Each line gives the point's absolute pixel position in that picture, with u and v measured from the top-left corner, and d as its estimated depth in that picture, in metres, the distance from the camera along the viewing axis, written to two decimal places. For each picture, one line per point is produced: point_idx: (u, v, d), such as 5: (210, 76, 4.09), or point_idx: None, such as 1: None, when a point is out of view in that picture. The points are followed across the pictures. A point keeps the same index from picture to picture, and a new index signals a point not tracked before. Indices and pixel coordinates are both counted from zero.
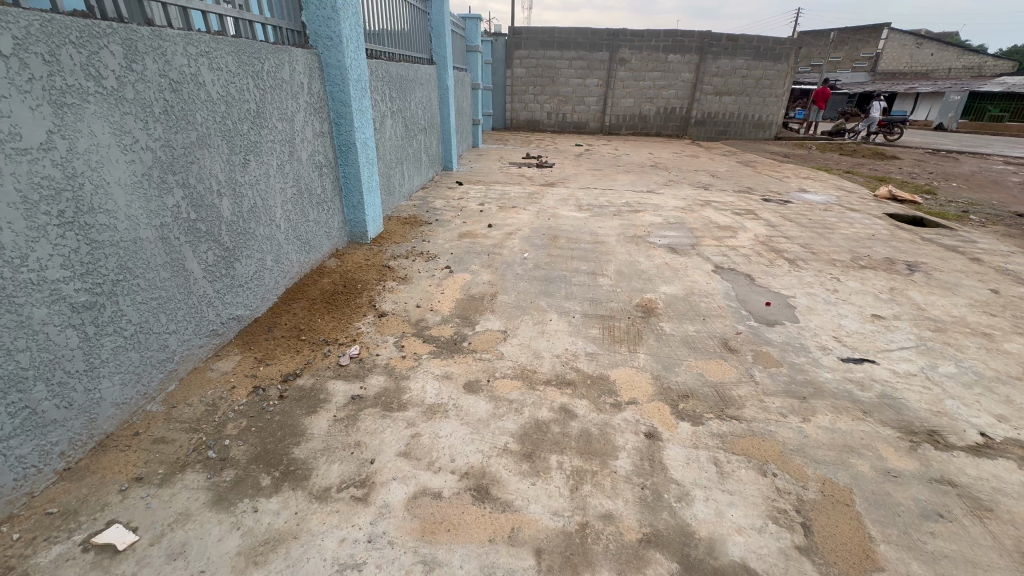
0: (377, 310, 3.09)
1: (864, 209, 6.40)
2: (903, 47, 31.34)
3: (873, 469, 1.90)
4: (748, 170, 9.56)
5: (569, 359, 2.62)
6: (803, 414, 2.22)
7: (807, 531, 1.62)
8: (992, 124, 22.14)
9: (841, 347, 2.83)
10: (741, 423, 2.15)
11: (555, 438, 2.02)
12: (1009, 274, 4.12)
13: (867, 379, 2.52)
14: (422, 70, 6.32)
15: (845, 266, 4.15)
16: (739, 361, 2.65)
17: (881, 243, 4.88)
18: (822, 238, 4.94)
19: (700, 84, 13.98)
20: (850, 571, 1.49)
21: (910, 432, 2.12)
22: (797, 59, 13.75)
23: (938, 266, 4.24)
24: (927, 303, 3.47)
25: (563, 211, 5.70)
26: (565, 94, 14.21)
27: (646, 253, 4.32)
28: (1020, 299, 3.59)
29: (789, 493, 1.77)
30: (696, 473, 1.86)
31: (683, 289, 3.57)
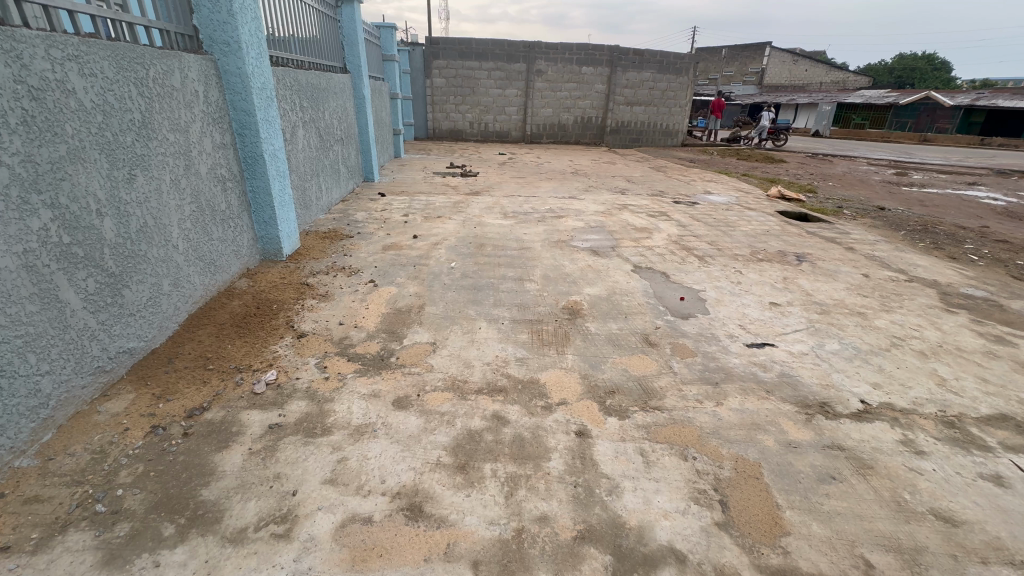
0: (296, 331, 2.90)
1: (759, 208, 7.09)
2: (783, 64, 35.33)
3: (776, 443, 2.09)
4: (660, 174, 10.25)
5: (500, 366, 2.64)
6: (717, 399, 2.39)
7: (725, 508, 1.74)
8: (856, 131, 25.55)
9: (746, 334, 3.10)
10: (663, 413, 2.28)
11: (488, 447, 2.02)
12: (876, 260, 4.76)
13: (769, 361, 2.78)
14: (335, 78, 6.11)
15: (745, 260, 4.57)
16: (659, 354, 2.81)
17: (774, 237, 5.43)
18: (726, 236, 5.39)
19: (613, 95, 14.81)
20: (762, 540, 1.62)
21: (805, 406, 2.36)
22: (696, 73, 15.02)
23: (821, 256, 4.80)
24: (813, 289, 3.90)
25: (488, 219, 5.74)
26: (486, 104, 14.37)
27: (570, 257, 4.47)
28: (885, 281, 4.16)
29: (707, 474, 1.90)
30: (624, 465, 1.94)
31: (605, 289, 3.73)
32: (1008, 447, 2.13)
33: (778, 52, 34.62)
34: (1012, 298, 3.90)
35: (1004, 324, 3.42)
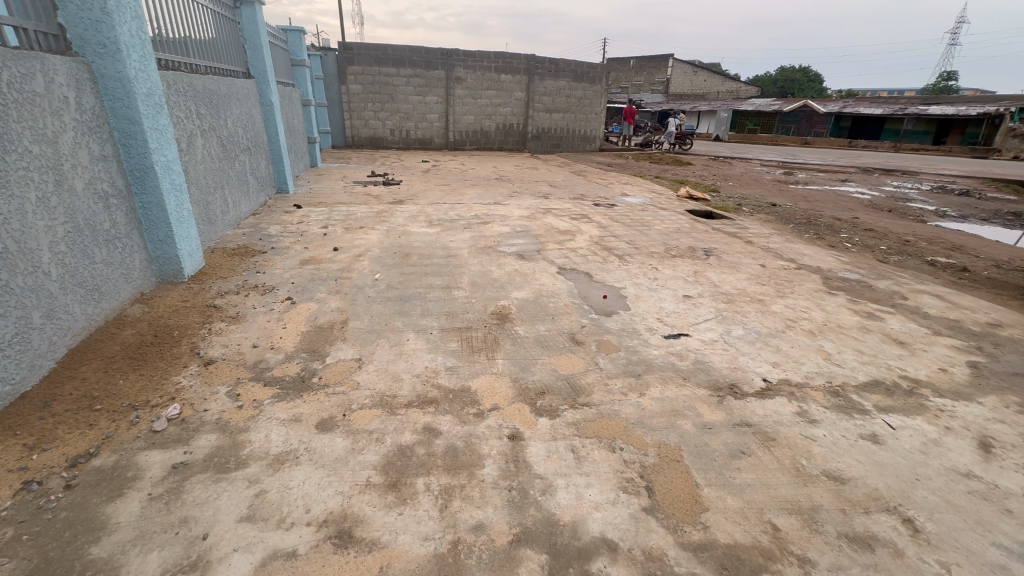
0: (202, 358, 2.66)
1: (671, 207, 7.60)
2: (684, 74, 38.29)
3: (693, 426, 2.24)
4: (580, 178, 10.67)
5: (430, 376, 2.59)
6: (640, 390, 2.53)
7: (650, 492, 1.84)
8: (750, 136, 28.26)
9: (663, 326, 3.30)
10: (591, 408, 2.36)
11: (420, 461, 1.97)
12: (770, 251, 5.29)
13: (684, 350, 2.98)
14: (238, 84, 5.70)
15: (660, 257, 4.88)
16: (585, 352, 2.92)
17: (685, 234, 5.85)
18: (642, 235, 5.72)
19: (532, 103, 15.21)
20: (685, 519, 1.73)
21: (717, 389, 2.56)
22: (608, 82, 15.86)
23: (725, 250, 5.24)
24: (720, 280, 4.25)
25: (413, 227, 5.64)
26: (406, 111, 14.12)
27: (497, 262, 4.51)
28: (778, 269, 4.63)
29: (634, 463, 2.00)
30: (556, 464, 1.99)
31: (532, 292, 3.80)
32: (881, 409, 2.45)
33: (680, 63, 37.49)
34: (878, 279, 4.51)
35: (873, 301, 3.94)
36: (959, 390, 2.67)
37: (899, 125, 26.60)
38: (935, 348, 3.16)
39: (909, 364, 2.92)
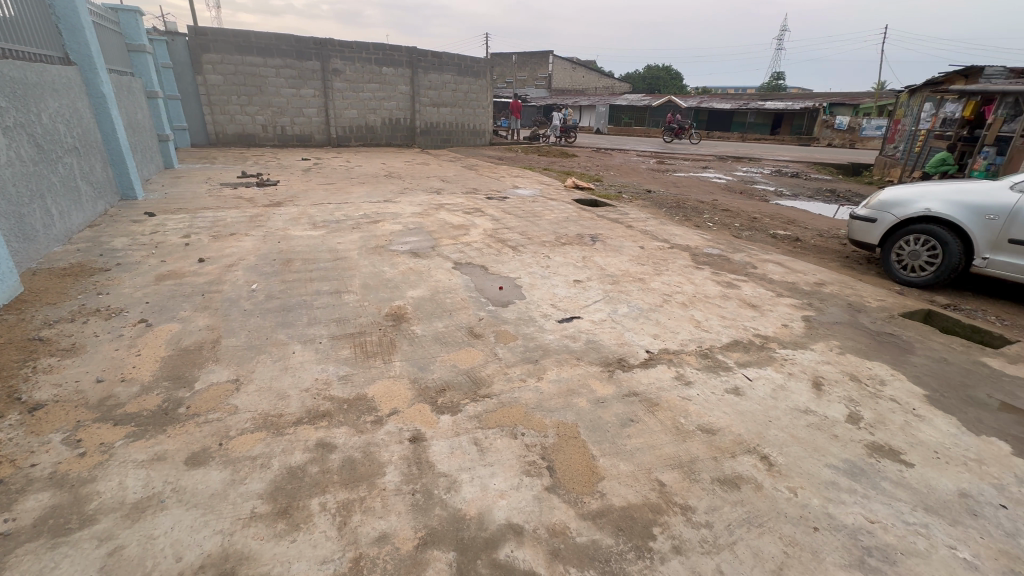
0: (25, 403, 2.19)
1: (559, 198, 7.94)
2: (564, 71, 40.14)
3: (587, 402, 2.38)
4: (472, 173, 10.69)
5: (321, 388, 2.42)
6: (538, 375, 2.62)
7: (552, 472, 1.92)
8: (626, 129, 30.58)
9: (557, 311, 3.45)
10: (492, 399, 2.39)
11: (313, 480, 1.84)
12: (648, 233, 5.79)
13: (577, 332, 3.14)
14: (53, 71, 4.77)
15: (552, 245, 5.09)
16: (484, 344, 2.94)
17: (573, 223, 6.16)
18: (534, 225, 5.91)
19: (418, 97, 14.86)
20: (584, 491, 1.83)
21: (607, 364, 2.75)
22: (492, 77, 16.07)
23: (609, 235, 5.62)
24: (606, 264, 4.55)
25: (294, 231, 5.20)
26: (279, 105, 12.94)
27: (389, 262, 4.35)
28: (655, 250, 5.09)
29: (535, 446, 2.06)
30: (460, 459, 1.98)
31: (428, 290, 3.73)
32: (741, 364, 2.82)
33: (559, 60, 39.22)
34: (734, 252, 5.17)
35: (731, 272, 4.51)
36: (798, 340, 3.16)
37: (744, 118, 30.63)
38: (779, 307, 3.71)
39: (760, 324, 3.39)
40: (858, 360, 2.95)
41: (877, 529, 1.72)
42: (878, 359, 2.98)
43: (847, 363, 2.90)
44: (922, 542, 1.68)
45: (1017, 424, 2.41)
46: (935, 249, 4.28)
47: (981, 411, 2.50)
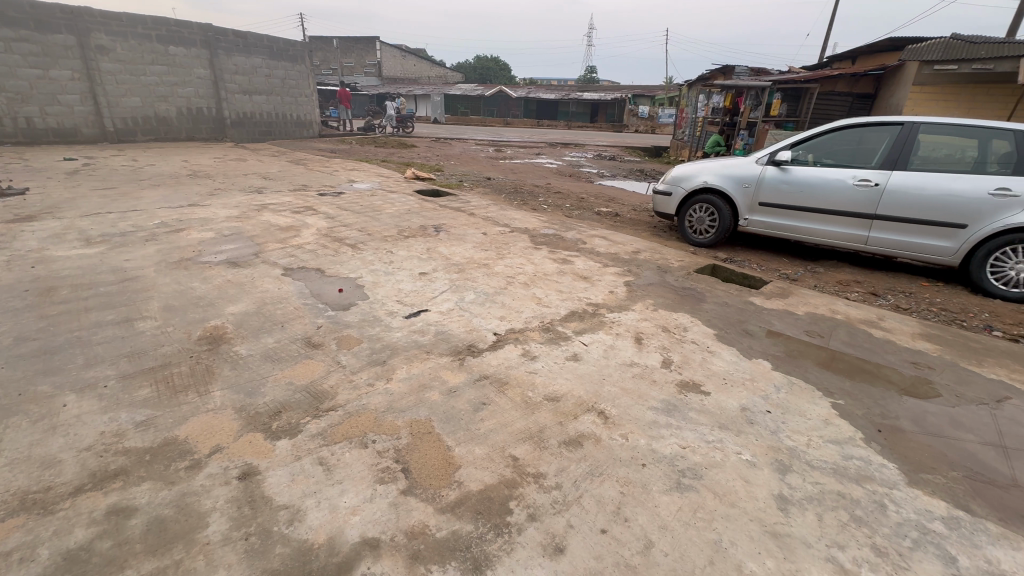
0: None
1: (399, 190, 7.69)
2: (394, 58, 38.86)
3: (440, 395, 2.37)
4: (300, 167, 9.72)
5: (110, 442, 1.95)
6: (386, 376, 2.51)
7: (407, 473, 1.86)
8: (463, 118, 30.96)
9: (403, 307, 3.35)
10: (337, 411, 2.22)
11: (107, 558, 1.48)
12: (489, 219, 5.97)
13: (425, 325, 3.10)
14: None
15: (394, 239, 4.91)
16: (325, 353, 2.71)
17: (415, 215, 6.03)
18: (374, 220, 5.62)
19: (222, 82, 12.87)
20: (441, 485, 1.81)
21: (457, 353, 2.76)
22: (312, 62, 14.75)
23: (452, 224, 5.65)
24: (450, 253, 4.56)
25: (58, 250, 4.10)
26: (17, 91, 9.98)
27: (200, 276, 3.71)
28: (496, 235, 5.27)
29: (388, 451, 1.98)
30: (302, 485, 1.79)
31: (253, 302, 3.29)
32: (577, 332, 3.09)
33: (387, 47, 37.80)
34: (567, 230, 5.64)
35: (565, 249, 4.91)
36: (622, 304, 3.59)
37: (567, 108, 33.47)
38: (606, 276, 4.16)
39: (591, 293, 3.76)
40: (667, 313, 3.48)
41: (688, 453, 2.05)
42: (682, 310, 3.55)
43: (659, 317, 3.40)
44: (719, 454, 2.05)
45: (775, 346, 3.10)
46: (713, 215, 5.25)
47: (752, 339, 3.16)
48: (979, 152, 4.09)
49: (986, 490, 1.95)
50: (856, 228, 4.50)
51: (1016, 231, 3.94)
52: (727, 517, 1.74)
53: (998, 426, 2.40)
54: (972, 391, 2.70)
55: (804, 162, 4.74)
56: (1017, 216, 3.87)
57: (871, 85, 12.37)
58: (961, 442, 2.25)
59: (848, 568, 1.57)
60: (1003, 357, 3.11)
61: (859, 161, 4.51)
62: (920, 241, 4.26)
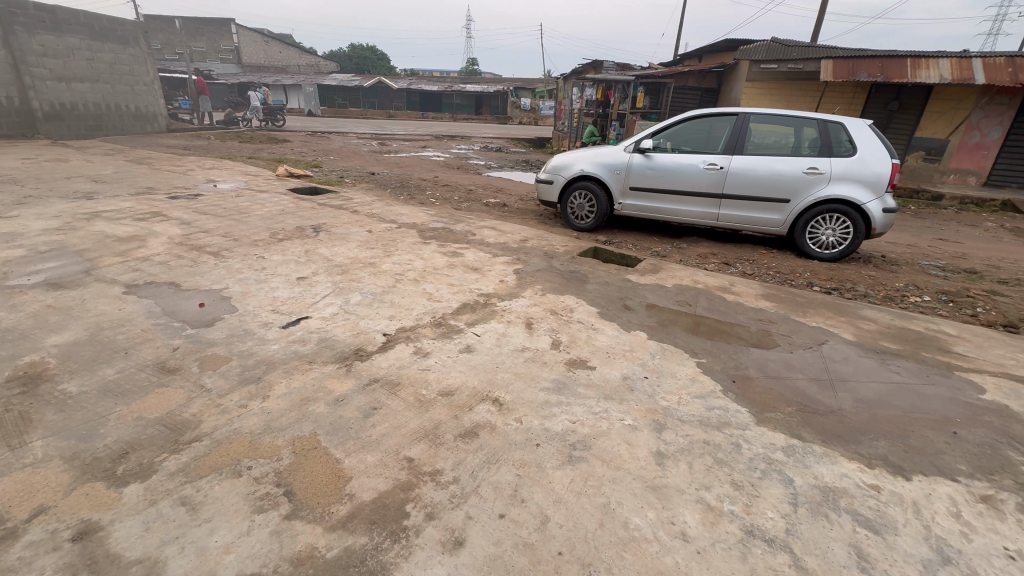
0: None
1: (270, 189, 7.01)
2: (254, 43, 35.13)
3: (326, 406, 2.21)
4: (144, 167, 8.39)
5: None
6: (262, 394, 2.27)
7: (291, 495, 1.71)
8: (341, 110, 29.11)
9: (280, 316, 3.07)
10: (203, 441, 1.96)
11: None
12: (374, 216, 5.71)
13: (306, 333, 2.87)
14: None
15: (265, 243, 4.46)
16: (184, 378, 2.38)
17: (289, 215, 5.55)
18: (241, 224, 5.06)
19: (26, 66, 10.43)
20: (329, 501, 1.69)
21: (343, 360, 2.60)
22: (149, 44, 12.83)
23: (333, 223, 5.30)
24: (332, 254, 4.28)
25: None
26: None
27: (6, 303, 3.02)
28: (382, 232, 5.06)
29: (267, 475, 1.80)
30: (161, 532, 1.55)
31: (85, 329, 2.77)
32: (469, 324, 3.09)
33: (245, 30, 34.05)
34: (456, 223, 5.61)
35: (455, 242, 4.88)
36: (512, 291, 3.67)
37: (451, 100, 33.17)
38: (496, 266, 4.22)
39: (482, 284, 3.78)
40: (555, 297, 3.64)
41: (577, 426, 2.16)
42: (568, 293, 3.73)
43: (548, 301, 3.54)
44: (605, 424, 2.20)
45: (650, 317, 3.40)
46: (591, 201, 5.59)
47: (630, 313, 3.43)
48: (795, 139, 4.85)
49: (812, 419, 2.35)
50: (708, 206, 5.10)
51: (824, 203, 4.78)
52: (614, 480, 1.87)
53: (820, 364, 2.90)
54: (801, 338, 3.23)
55: (664, 150, 5.23)
56: (824, 190, 4.69)
57: (716, 81, 14.11)
58: (794, 381, 2.68)
59: (714, 505, 1.79)
60: (821, 307, 3.76)
61: (707, 147, 5.10)
62: (757, 215, 4.97)
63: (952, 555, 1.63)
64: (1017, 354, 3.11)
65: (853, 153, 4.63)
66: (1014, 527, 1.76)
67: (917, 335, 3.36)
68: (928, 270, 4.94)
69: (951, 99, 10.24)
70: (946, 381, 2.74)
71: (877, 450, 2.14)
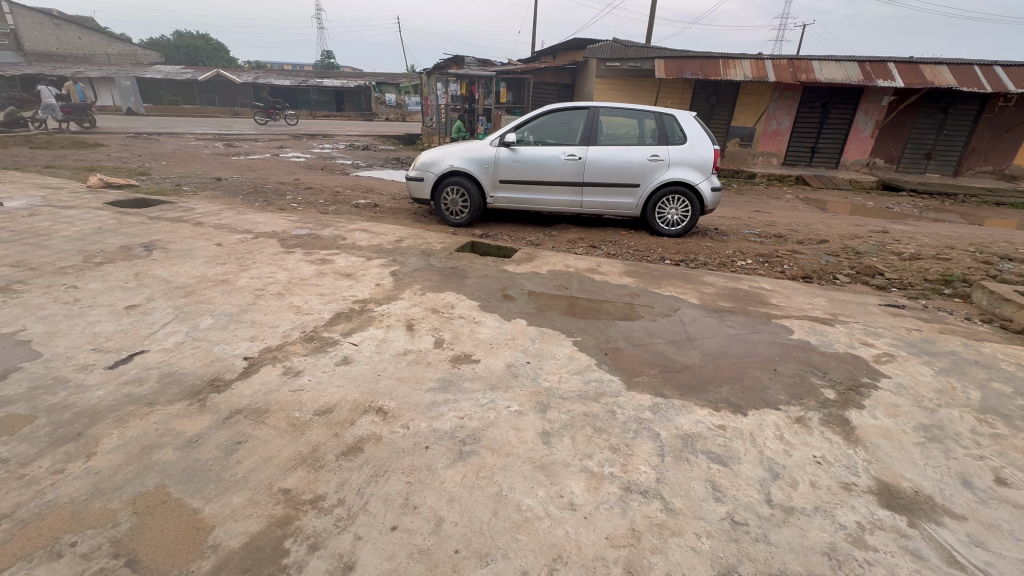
0: None
1: (81, 203, 5.80)
2: (40, 26, 28.61)
3: (176, 450, 1.91)
4: None
5: None
6: (85, 452, 1.88)
7: (135, 564, 1.45)
8: (173, 108, 25.12)
9: (105, 355, 2.56)
10: (3, 524, 1.56)
11: None
12: (224, 227, 5.05)
13: (143, 371, 2.44)
14: None
15: (78, 270, 3.68)
16: None
17: (110, 233, 4.65)
18: (39, 249, 4.11)
19: None
20: (187, 561, 1.47)
21: (194, 394, 2.26)
22: None
23: (171, 238, 4.57)
24: (171, 275, 3.69)
25: None
26: None
27: None
28: (235, 244, 4.50)
29: (100, 547, 1.50)
30: None
31: None
32: (345, 334, 2.91)
33: (25, 10, 27.56)
34: (322, 228, 5.22)
35: (323, 248, 4.54)
36: (389, 295, 3.54)
37: (308, 95, 30.68)
38: (370, 270, 4.03)
39: (356, 290, 3.58)
40: (435, 295, 3.59)
41: (466, 421, 2.17)
42: (448, 289, 3.71)
43: (428, 300, 3.48)
44: (493, 414, 2.24)
45: (529, 304, 3.53)
46: (464, 196, 5.61)
47: (510, 303, 3.53)
48: (638, 130, 5.39)
49: (671, 376, 2.66)
50: (572, 195, 5.45)
51: (666, 185, 5.41)
52: (504, 467, 1.91)
53: (675, 328, 3.29)
54: (659, 307, 3.63)
55: (528, 143, 5.44)
56: (666, 174, 5.30)
57: (570, 77, 15.10)
58: (656, 346, 3.00)
59: (596, 471, 1.93)
60: (672, 277, 4.26)
61: (566, 139, 5.43)
62: (615, 200, 5.44)
63: (779, 471, 1.98)
64: (813, 299, 3.87)
65: (685, 141, 5.31)
66: (819, 437, 2.19)
67: (745, 292, 3.99)
68: (749, 238, 5.89)
69: (754, 94, 12.26)
70: (767, 328, 3.30)
71: (721, 394, 2.50)
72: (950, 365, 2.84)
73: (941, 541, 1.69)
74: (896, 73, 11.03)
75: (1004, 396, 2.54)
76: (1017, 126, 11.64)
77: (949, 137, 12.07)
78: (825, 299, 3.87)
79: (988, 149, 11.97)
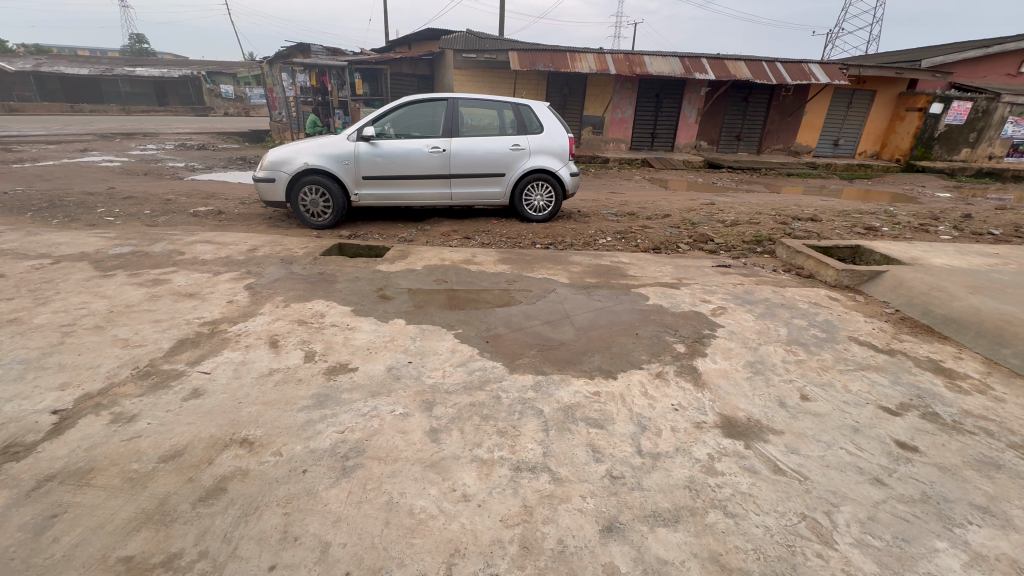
0: None
1: None
2: None
3: None
4: None
5: None
6: None
7: None
8: None
9: None
10: None
11: None
12: (6, 253, 4.02)
13: None
14: None
15: None
16: None
17: None
18: None
19: None
20: None
21: None
22: None
23: None
24: None
25: None
26: None
27: None
28: (26, 273, 3.61)
29: None
30: None
31: None
32: (192, 363, 2.52)
33: None
34: (151, 243, 4.45)
35: (153, 267, 3.86)
36: (245, 311, 3.15)
37: (116, 88, 25.80)
38: (219, 286, 3.54)
39: (203, 311, 3.12)
40: (300, 305, 3.30)
41: (347, 435, 2.04)
42: (315, 297, 3.43)
43: (293, 312, 3.18)
44: (376, 421, 2.14)
45: (406, 302, 3.43)
46: (325, 195, 5.23)
47: (386, 303, 3.39)
48: (498, 121, 5.50)
49: (550, 354, 2.81)
50: (441, 187, 5.41)
51: (531, 173, 5.64)
52: (393, 474, 1.84)
53: (550, 308, 3.47)
54: (534, 290, 3.80)
55: (388, 136, 5.24)
56: (528, 162, 5.52)
57: (428, 68, 14.88)
58: (533, 328, 3.13)
59: (486, 458, 1.96)
60: (543, 261, 4.48)
61: (428, 131, 5.33)
62: (483, 190, 5.52)
63: (646, 423, 2.22)
64: (662, 267, 4.38)
65: (542, 130, 5.55)
66: (675, 388, 2.50)
67: (607, 267, 4.36)
68: (608, 217, 6.45)
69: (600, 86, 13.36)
70: (628, 298, 3.65)
71: (593, 364, 2.71)
72: (764, 310, 3.44)
73: (768, 454, 2.05)
74: (709, 67, 12.87)
75: (803, 329, 3.17)
76: (796, 111, 14.41)
77: (751, 122, 14.51)
78: (671, 267, 4.41)
79: (779, 131, 14.62)
